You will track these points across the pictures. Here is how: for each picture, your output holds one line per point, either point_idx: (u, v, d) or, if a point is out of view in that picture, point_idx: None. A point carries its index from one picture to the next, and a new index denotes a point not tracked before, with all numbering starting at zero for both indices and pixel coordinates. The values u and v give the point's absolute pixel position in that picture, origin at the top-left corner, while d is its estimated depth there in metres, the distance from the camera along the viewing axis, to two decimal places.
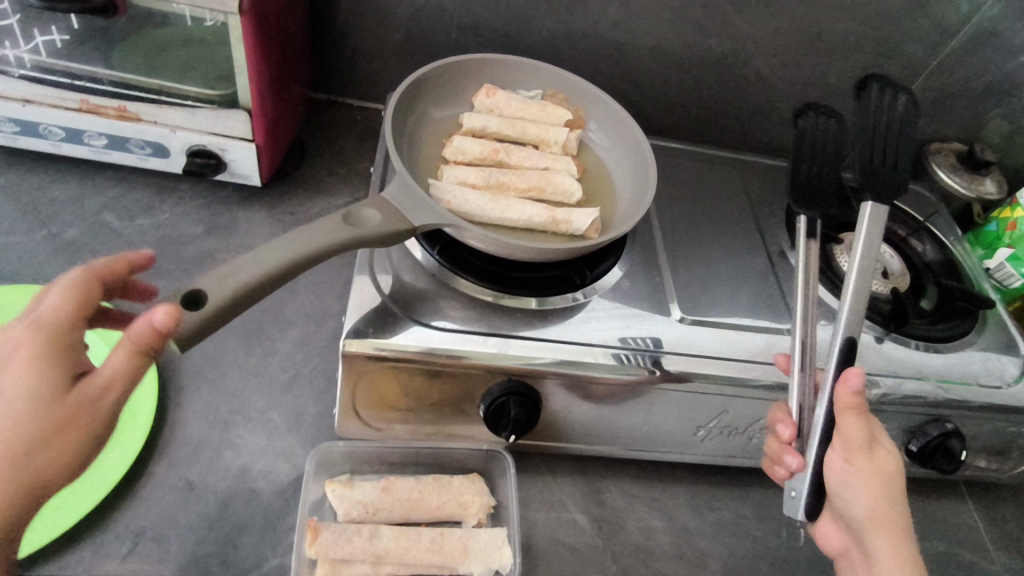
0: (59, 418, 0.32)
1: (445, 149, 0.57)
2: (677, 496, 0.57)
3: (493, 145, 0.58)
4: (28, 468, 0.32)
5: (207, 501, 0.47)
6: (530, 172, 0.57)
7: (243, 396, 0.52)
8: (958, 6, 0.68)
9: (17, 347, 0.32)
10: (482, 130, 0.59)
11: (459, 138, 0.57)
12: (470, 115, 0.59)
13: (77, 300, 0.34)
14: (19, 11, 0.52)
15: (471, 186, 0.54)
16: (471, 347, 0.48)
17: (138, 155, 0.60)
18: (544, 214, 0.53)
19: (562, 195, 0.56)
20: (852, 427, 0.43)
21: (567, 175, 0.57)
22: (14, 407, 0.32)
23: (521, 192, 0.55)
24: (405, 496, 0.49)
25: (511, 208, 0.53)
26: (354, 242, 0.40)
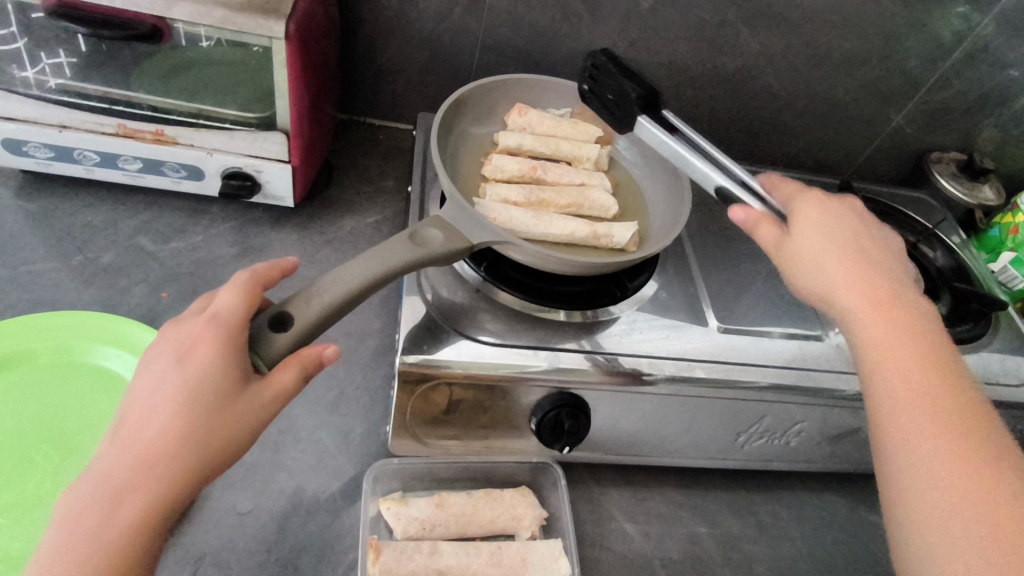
0: (221, 422, 0.32)
1: (485, 168, 0.58)
2: (719, 502, 0.58)
3: (529, 162, 0.59)
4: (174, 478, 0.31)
5: (264, 524, 0.47)
6: (567, 189, 0.58)
7: (291, 416, 0.52)
8: (951, 23, 0.70)
9: (199, 340, 0.33)
10: (517, 148, 0.60)
11: (497, 157, 0.59)
12: (504, 134, 0.60)
13: (248, 300, 0.35)
14: (26, 36, 0.52)
15: (513, 204, 0.56)
16: (524, 361, 0.49)
17: (172, 178, 0.60)
18: (585, 229, 0.55)
19: (600, 210, 0.58)
20: (766, 231, 0.46)
21: (603, 191, 0.58)
22: (187, 399, 0.32)
23: (561, 208, 0.57)
24: (461, 512, 0.49)
25: (553, 224, 0.54)
26: (421, 260, 0.41)
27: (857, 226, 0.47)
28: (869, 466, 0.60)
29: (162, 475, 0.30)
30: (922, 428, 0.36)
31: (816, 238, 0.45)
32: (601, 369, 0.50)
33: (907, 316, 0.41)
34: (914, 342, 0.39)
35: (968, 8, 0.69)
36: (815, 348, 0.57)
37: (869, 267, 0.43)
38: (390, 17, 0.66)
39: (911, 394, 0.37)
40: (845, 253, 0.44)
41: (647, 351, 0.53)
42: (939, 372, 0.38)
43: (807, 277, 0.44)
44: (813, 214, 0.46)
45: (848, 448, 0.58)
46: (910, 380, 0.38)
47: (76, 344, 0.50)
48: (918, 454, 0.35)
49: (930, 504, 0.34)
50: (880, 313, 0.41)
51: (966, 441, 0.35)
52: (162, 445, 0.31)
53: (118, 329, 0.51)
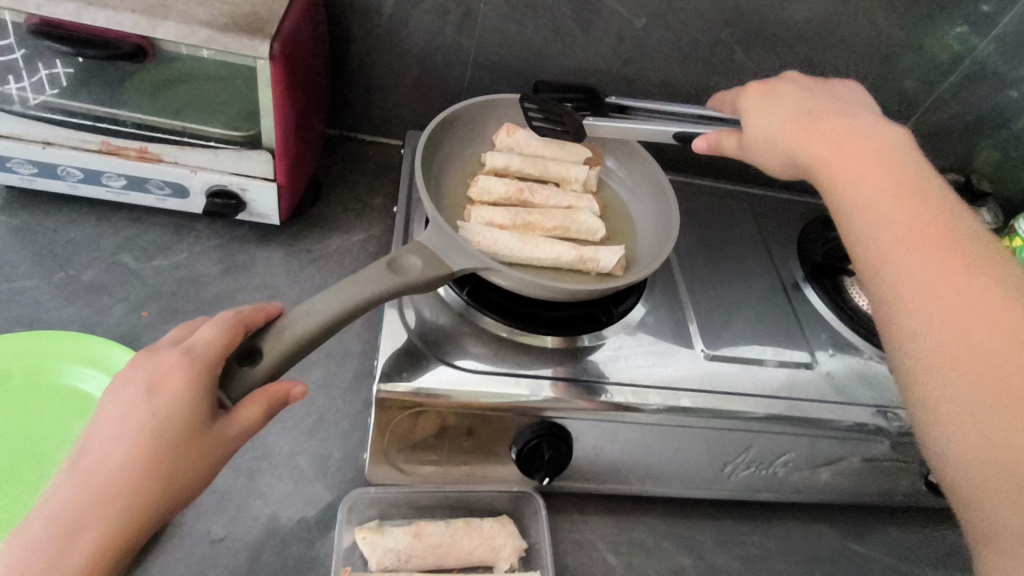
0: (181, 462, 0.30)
1: (471, 190, 0.58)
2: (705, 532, 0.57)
3: (517, 184, 0.59)
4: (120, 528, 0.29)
5: (237, 553, 0.46)
6: (555, 211, 0.57)
7: (268, 441, 0.51)
8: (949, 43, 0.69)
9: (171, 372, 0.32)
10: (504, 169, 0.60)
11: (484, 178, 0.58)
12: (492, 153, 0.60)
13: (227, 337, 0.34)
14: (24, 47, 0.51)
15: (499, 226, 0.55)
16: (504, 388, 0.48)
17: (156, 196, 0.60)
18: (571, 253, 0.54)
19: (587, 233, 0.57)
20: (727, 142, 0.50)
21: (592, 214, 0.58)
22: (151, 436, 0.30)
23: (547, 231, 0.56)
24: (437, 542, 0.48)
25: (538, 248, 0.54)
26: (398, 290, 0.40)
27: (809, 97, 0.49)
28: (858, 497, 0.58)
29: (120, 512, 0.29)
30: (900, 265, 0.37)
31: (767, 122, 0.48)
32: (582, 397, 0.49)
33: (878, 161, 0.42)
34: (886, 187, 0.40)
35: (966, 29, 0.68)
36: (802, 378, 0.56)
37: (825, 126, 0.45)
38: (380, 34, 0.66)
39: (886, 236, 0.38)
40: (800, 123, 0.46)
41: (632, 379, 0.52)
42: (919, 217, 0.38)
43: (773, 157, 0.47)
44: (752, 107, 0.50)
45: (838, 479, 0.57)
46: (884, 223, 0.39)
47: (49, 364, 0.50)
48: (903, 293, 0.37)
49: (921, 335, 0.35)
50: (849, 170, 0.42)
51: (947, 265, 0.36)
52: (124, 481, 0.29)
53: (93, 349, 0.51)
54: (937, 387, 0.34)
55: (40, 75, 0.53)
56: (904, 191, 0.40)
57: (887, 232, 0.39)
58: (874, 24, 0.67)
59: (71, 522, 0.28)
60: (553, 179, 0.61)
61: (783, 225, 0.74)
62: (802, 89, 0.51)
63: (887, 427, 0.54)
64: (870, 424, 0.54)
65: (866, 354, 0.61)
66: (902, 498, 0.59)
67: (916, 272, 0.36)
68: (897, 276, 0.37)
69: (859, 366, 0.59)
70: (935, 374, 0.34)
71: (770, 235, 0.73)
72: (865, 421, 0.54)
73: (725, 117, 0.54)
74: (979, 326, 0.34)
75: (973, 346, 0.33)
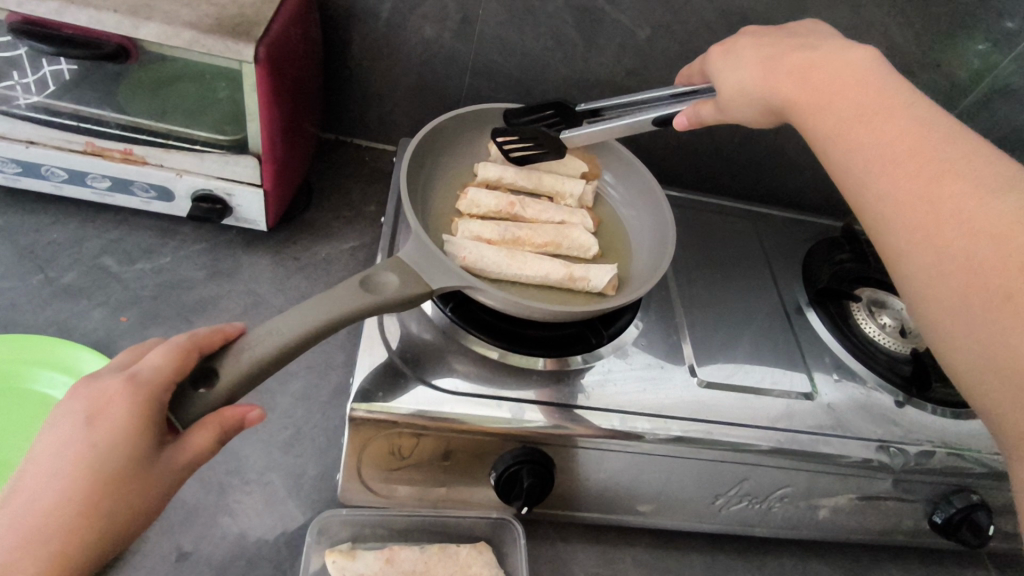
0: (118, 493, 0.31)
1: (460, 201, 0.57)
2: (693, 566, 0.54)
3: (508, 198, 0.58)
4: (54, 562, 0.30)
5: (201, 573, 0.45)
6: (545, 226, 0.57)
7: (240, 455, 0.50)
8: (969, 61, 0.66)
9: (114, 400, 0.32)
10: (497, 181, 0.59)
11: (474, 189, 0.58)
12: (485, 164, 0.59)
13: (176, 364, 0.34)
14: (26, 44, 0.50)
15: (486, 241, 0.54)
16: (484, 412, 0.46)
17: (142, 198, 0.59)
18: (561, 270, 0.52)
19: (578, 250, 0.56)
20: (707, 112, 0.47)
21: (584, 230, 0.57)
22: (87, 469, 0.31)
23: (537, 246, 0.55)
24: (410, 569, 0.47)
25: (527, 265, 0.52)
26: (371, 309, 0.39)
27: (774, 38, 0.46)
28: (857, 536, 0.56)
29: (53, 552, 0.30)
30: (880, 193, 0.36)
31: (731, 72, 0.46)
32: (563, 422, 0.47)
33: (846, 84, 0.39)
34: (856, 113, 0.38)
35: (988, 46, 0.65)
36: (801, 408, 0.54)
37: (788, 60, 0.43)
38: (377, 38, 0.64)
39: (863, 167, 0.37)
40: (762, 63, 0.44)
41: (621, 406, 0.49)
42: (893, 137, 0.36)
43: (749, 109, 0.45)
44: (716, 62, 0.48)
45: (836, 517, 0.54)
46: (861, 155, 0.37)
47: (17, 369, 0.49)
48: (889, 225, 0.35)
49: (914, 263, 0.34)
50: (832, 107, 0.39)
51: (924, 180, 0.34)
52: (58, 520, 0.30)
53: (63, 354, 0.49)
54: (938, 314, 0.33)
55: (39, 74, 0.52)
56: (874, 112, 0.38)
57: (862, 164, 0.37)
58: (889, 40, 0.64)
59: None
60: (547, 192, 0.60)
61: (787, 246, 0.72)
62: (768, 34, 0.47)
63: (889, 462, 0.51)
64: (869, 459, 0.51)
65: (870, 385, 0.58)
66: (904, 538, 0.56)
67: (896, 199, 0.35)
68: (881, 206, 0.36)
69: (861, 397, 0.56)
70: (933, 302, 0.33)
71: (774, 255, 0.70)
72: (867, 457, 0.51)
73: (698, 87, 0.50)
74: (965, 242, 0.32)
75: (963, 264, 0.32)
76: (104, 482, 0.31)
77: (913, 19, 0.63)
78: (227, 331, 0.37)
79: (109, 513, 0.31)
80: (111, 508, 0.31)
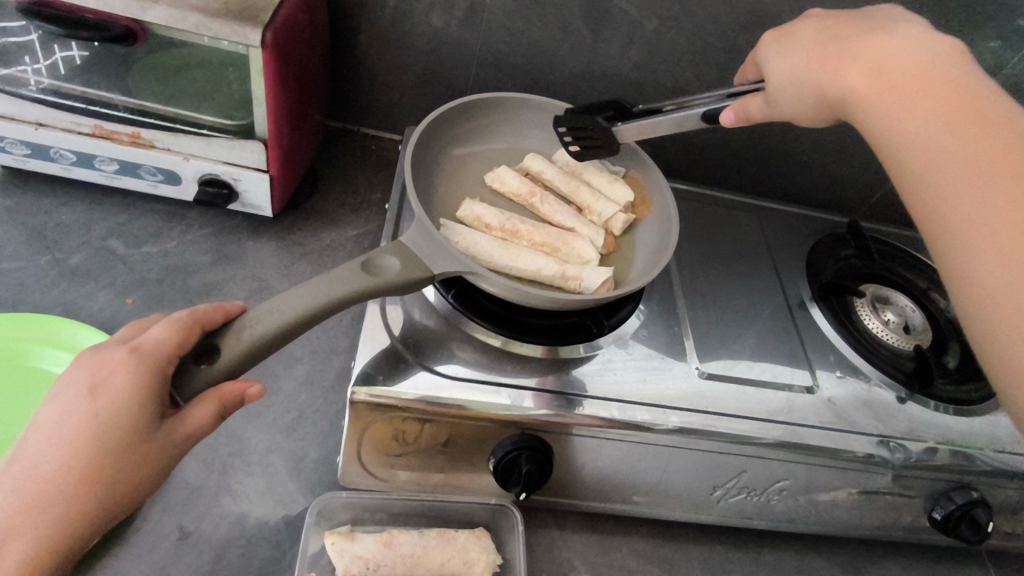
0: (120, 464, 0.32)
1: (488, 174, 0.60)
2: (689, 557, 0.54)
3: (532, 186, 0.59)
4: (58, 527, 0.31)
5: (202, 551, 0.45)
6: (550, 228, 0.57)
7: (243, 436, 0.50)
8: (982, 58, 0.65)
9: (116, 372, 0.33)
10: (537, 173, 0.61)
11: (506, 169, 0.59)
12: (534, 156, 0.61)
13: (177, 338, 0.35)
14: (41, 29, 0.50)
15: (484, 228, 0.55)
16: (483, 398, 0.46)
17: (149, 182, 0.59)
18: (553, 268, 0.53)
19: (575, 258, 0.56)
20: (756, 106, 0.45)
21: (586, 240, 0.56)
22: (90, 438, 0.31)
23: (534, 244, 0.56)
24: (408, 553, 0.47)
25: (521, 259, 0.53)
26: (370, 292, 0.40)
27: (840, 23, 0.44)
28: (856, 531, 0.56)
29: (56, 518, 0.31)
30: (961, 212, 0.35)
31: (793, 61, 0.44)
32: (564, 409, 0.47)
33: (929, 80, 0.37)
34: (940, 116, 0.37)
35: (1000, 43, 0.64)
36: (801, 402, 0.54)
37: (859, 48, 0.40)
38: (385, 27, 0.64)
39: (944, 179, 0.36)
40: (831, 52, 0.42)
41: (619, 395, 0.50)
42: (982, 150, 0.35)
43: (802, 100, 0.43)
44: (773, 51, 0.46)
45: (835, 511, 0.54)
46: (943, 164, 0.36)
47: (25, 347, 0.49)
48: (969, 248, 0.34)
49: (995, 295, 0.33)
50: (910, 106, 0.38)
51: (1016, 206, 0.33)
52: (59, 488, 0.31)
53: (68, 333, 0.50)
54: (1019, 350, 0.32)
55: (53, 59, 0.53)
56: (961, 119, 0.36)
57: (942, 176, 0.36)
58: None
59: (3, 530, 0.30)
60: (578, 203, 0.60)
61: (793, 241, 0.72)
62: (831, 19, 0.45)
63: (888, 457, 0.51)
64: (869, 453, 0.51)
65: (873, 381, 0.58)
66: (903, 534, 0.56)
67: (982, 222, 0.34)
68: (960, 226, 0.35)
69: (863, 392, 0.56)
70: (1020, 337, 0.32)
71: (779, 250, 0.70)
72: (868, 451, 0.51)
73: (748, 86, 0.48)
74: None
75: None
76: (105, 451, 0.31)
77: (925, 15, 0.62)
78: (228, 308, 0.38)
79: (109, 482, 0.32)
80: (113, 478, 0.32)
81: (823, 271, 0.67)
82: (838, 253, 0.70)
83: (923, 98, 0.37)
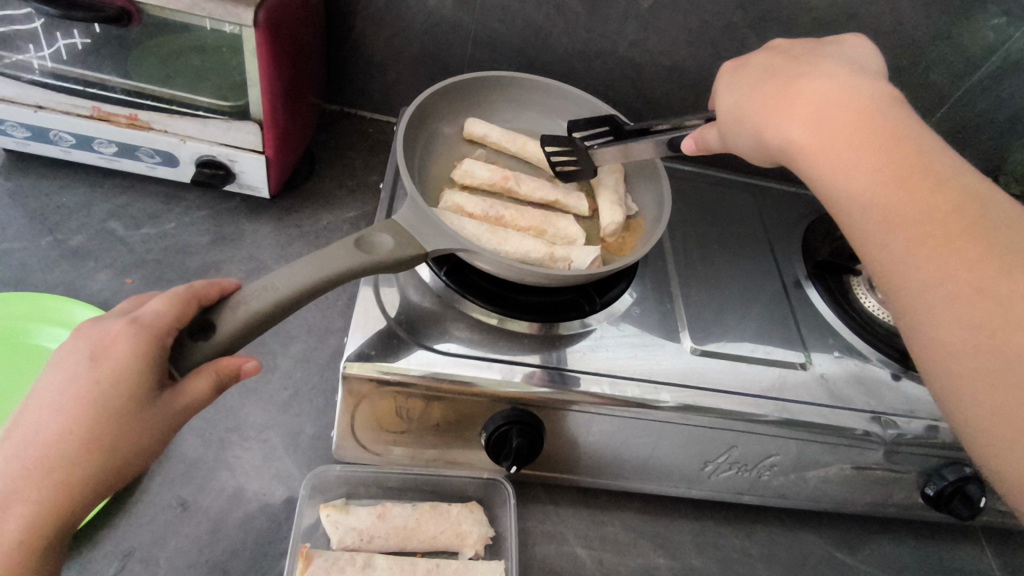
0: (115, 435, 0.33)
1: (454, 170, 0.58)
2: (682, 532, 0.55)
3: (503, 171, 0.58)
4: (55, 495, 0.32)
5: (200, 524, 0.46)
6: (534, 211, 0.57)
7: (240, 412, 0.51)
8: (983, 36, 0.64)
9: (117, 341, 0.34)
10: (482, 138, 0.60)
11: (470, 161, 0.58)
12: (474, 121, 0.60)
13: (176, 312, 0.35)
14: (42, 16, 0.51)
15: (469, 215, 0.55)
16: (476, 373, 0.47)
17: (147, 164, 0.60)
18: (541, 249, 0.53)
19: (562, 239, 0.56)
20: (710, 138, 0.44)
21: (571, 219, 0.57)
22: (90, 408, 0.32)
23: (520, 229, 0.56)
24: (402, 525, 0.48)
25: (508, 241, 0.53)
26: (365, 268, 0.40)
27: (780, 60, 0.43)
28: (847, 507, 0.56)
29: (56, 483, 0.32)
30: (920, 278, 0.33)
31: (733, 101, 0.43)
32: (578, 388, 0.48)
33: (867, 130, 0.36)
34: (881, 176, 0.35)
35: (1002, 20, 0.63)
36: (793, 377, 0.54)
37: (799, 93, 0.39)
38: (379, 8, 0.65)
39: (894, 232, 0.34)
40: (767, 100, 0.40)
41: (612, 370, 0.50)
42: (933, 208, 0.34)
43: (746, 144, 0.41)
44: (723, 83, 0.45)
45: (827, 486, 0.54)
46: (893, 222, 0.35)
47: (27, 325, 0.50)
48: (931, 305, 0.33)
49: (951, 357, 0.32)
50: (843, 158, 0.36)
51: (977, 271, 0.32)
52: (60, 455, 0.32)
53: (69, 311, 0.51)
54: (987, 418, 0.31)
55: (55, 46, 0.53)
56: (909, 174, 0.35)
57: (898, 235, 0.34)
58: (899, 11, 0.62)
59: (5, 494, 0.31)
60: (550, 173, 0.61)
61: (788, 222, 0.71)
62: (773, 53, 0.45)
63: (880, 433, 0.51)
64: (863, 430, 0.51)
65: (869, 360, 0.58)
66: (895, 510, 0.56)
67: (936, 278, 0.33)
68: (920, 284, 0.33)
69: (856, 369, 0.56)
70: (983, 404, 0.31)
71: (775, 232, 0.70)
72: (861, 428, 0.51)
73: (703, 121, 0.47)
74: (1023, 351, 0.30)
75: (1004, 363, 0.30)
76: (104, 419, 0.32)
77: None
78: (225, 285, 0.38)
79: (108, 451, 0.33)
80: (111, 447, 0.33)
81: (818, 249, 0.67)
82: (833, 231, 0.69)
83: (865, 159, 0.36)
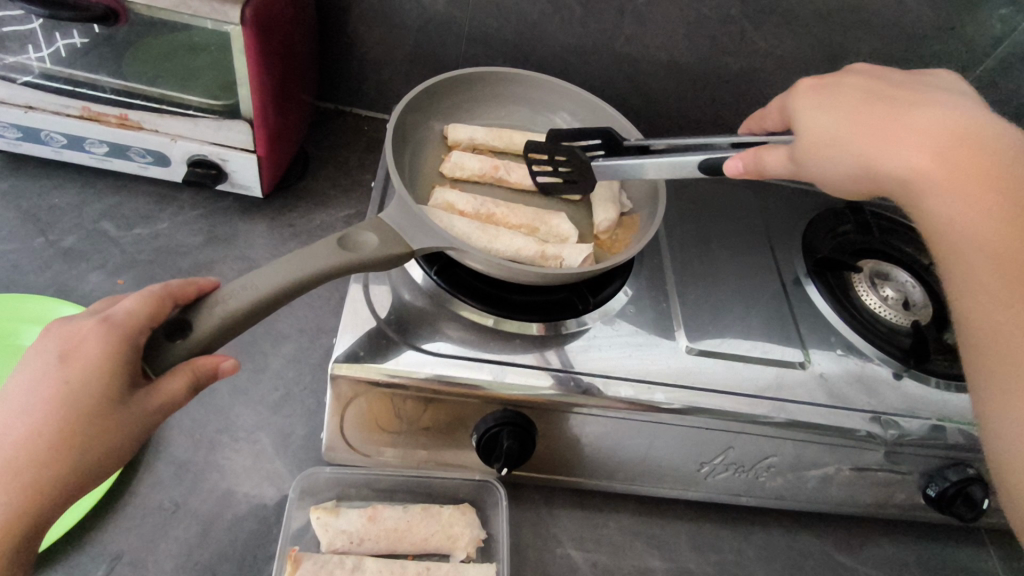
0: (84, 435, 0.32)
1: (444, 165, 0.57)
2: (678, 534, 0.54)
3: (493, 161, 0.58)
4: (20, 497, 0.32)
5: (189, 526, 0.46)
6: (525, 208, 0.56)
7: (230, 413, 0.51)
8: (990, 26, 0.62)
9: (87, 341, 0.33)
10: (468, 142, 0.59)
11: (459, 154, 0.57)
12: (456, 127, 0.59)
13: (148, 310, 0.35)
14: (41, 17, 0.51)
15: (459, 212, 0.54)
16: (467, 373, 0.46)
17: (138, 164, 0.60)
18: (532, 248, 0.52)
19: (554, 237, 0.55)
20: (772, 160, 0.42)
21: (564, 218, 0.56)
22: (57, 407, 0.32)
23: (511, 227, 0.55)
24: (393, 527, 0.47)
25: (498, 239, 0.52)
26: (350, 268, 0.40)
27: (879, 88, 0.42)
28: (847, 508, 0.55)
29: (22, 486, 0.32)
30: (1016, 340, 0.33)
31: (828, 123, 0.41)
32: (568, 388, 0.47)
33: (991, 169, 0.35)
34: (1002, 222, 0.34)
35: (1010, 10, 0.61)
36: (792, 377, 0.53)
37: (921, 122, 0.38)
38: (372, 5, 0.64)
39: (1001, 284, 0.34)
40: (874, 126, 0.39)
41: (605, 370, 0.49)
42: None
43: (838, 168, 0.40)
44: (807, 103, 0.43)
45: (826, 487, 0.53)
46: (994, 272, 0.34)
47: (16, 327, 0.50)
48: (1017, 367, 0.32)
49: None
50: (968, 197, 0.35)
51: None
52: (27, 457, 0.32)
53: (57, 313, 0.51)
54: None
55: (53, 45, 0.53)
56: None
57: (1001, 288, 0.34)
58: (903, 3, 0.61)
59: None
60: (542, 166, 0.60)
61: (789, 218, 0.70)
62: (861, 79, 0.44)
63: (882, 434, 0.50)
64: (864, 431, 0.50)
65: (870, 358, 0.56)
66: (896, 511, 0.55)
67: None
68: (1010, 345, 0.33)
69: (856, 368, 0.55)
70: None
71: (775, 228, 0.69)
72: (861, 429, 0.50)
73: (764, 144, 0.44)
74: None
75: None
76: (71, 419, 0.32)
77: None
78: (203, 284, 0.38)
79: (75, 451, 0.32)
80: (80, 447, 0.32)
81: (818, 246, 0.66)
82: (835, 228, 0.68)
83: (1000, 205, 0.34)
